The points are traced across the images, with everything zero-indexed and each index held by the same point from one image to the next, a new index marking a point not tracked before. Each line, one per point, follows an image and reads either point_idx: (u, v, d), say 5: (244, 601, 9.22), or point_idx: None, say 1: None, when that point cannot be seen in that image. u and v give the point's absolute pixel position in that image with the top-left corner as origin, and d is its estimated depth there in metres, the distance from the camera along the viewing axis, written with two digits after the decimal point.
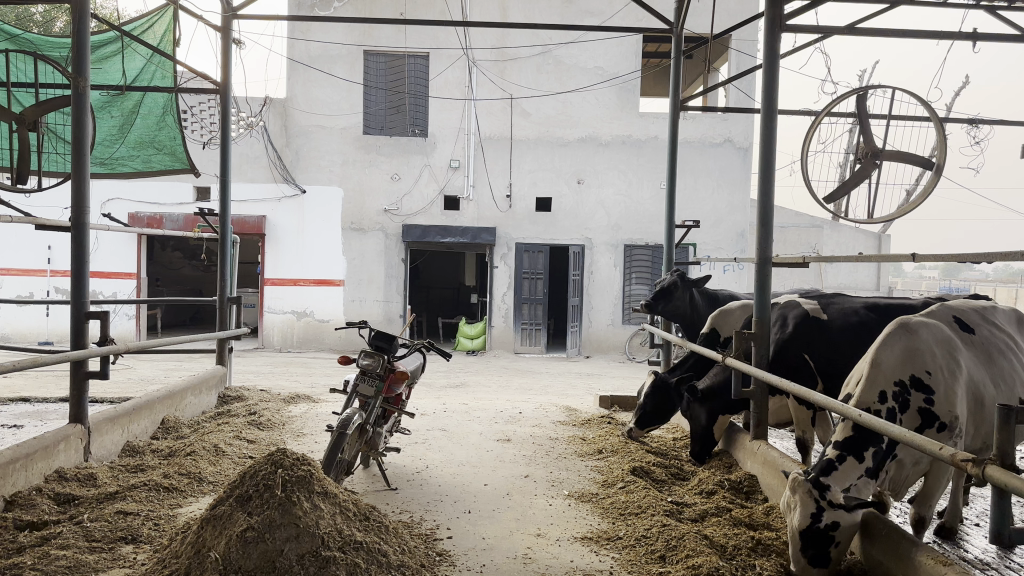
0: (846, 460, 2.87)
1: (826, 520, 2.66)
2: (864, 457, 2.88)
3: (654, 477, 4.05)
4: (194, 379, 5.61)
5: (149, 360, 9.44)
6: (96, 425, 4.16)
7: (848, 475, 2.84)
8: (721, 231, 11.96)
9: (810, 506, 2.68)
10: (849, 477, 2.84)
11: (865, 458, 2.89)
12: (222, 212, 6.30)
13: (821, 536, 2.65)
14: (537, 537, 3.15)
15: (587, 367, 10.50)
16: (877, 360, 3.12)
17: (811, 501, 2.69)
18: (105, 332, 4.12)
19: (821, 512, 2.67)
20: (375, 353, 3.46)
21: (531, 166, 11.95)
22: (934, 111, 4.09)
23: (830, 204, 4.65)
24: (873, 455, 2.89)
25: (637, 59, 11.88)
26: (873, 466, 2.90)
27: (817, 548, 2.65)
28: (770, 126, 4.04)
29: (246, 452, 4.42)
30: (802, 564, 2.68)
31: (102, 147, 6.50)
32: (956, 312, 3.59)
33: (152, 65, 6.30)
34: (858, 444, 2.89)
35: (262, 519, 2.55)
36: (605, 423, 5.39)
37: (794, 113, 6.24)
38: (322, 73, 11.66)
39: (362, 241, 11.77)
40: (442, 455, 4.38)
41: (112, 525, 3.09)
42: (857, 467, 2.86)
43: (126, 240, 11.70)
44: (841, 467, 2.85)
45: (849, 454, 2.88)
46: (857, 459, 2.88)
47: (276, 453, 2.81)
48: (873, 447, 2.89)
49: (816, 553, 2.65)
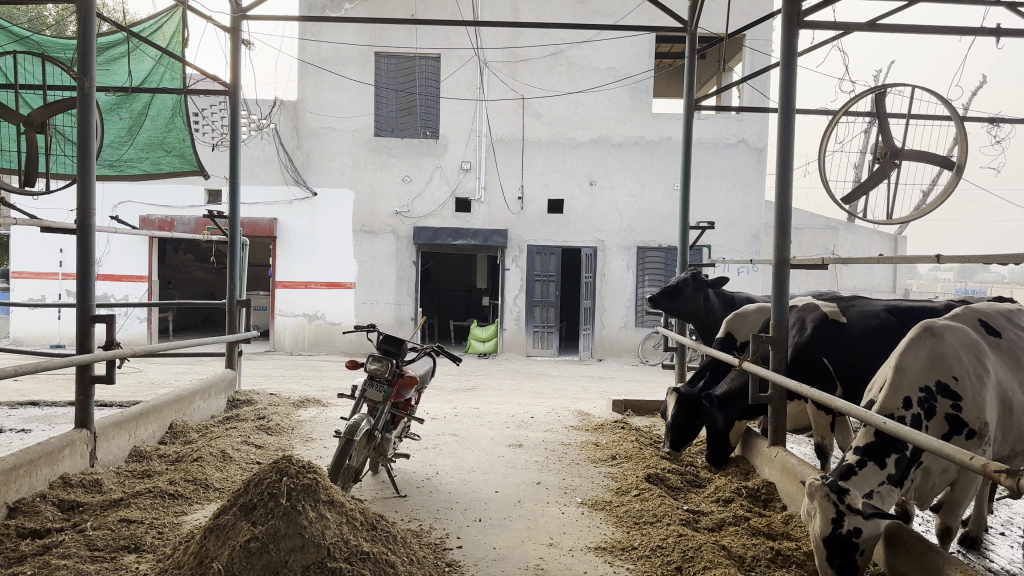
0: (867, 466, 2.76)
1: (848, 526, 2.52)
2: (886, 464, 2.78)
3: (669, 485, 3.94)
4: (202, 383, 5.55)
5: (159, 363, 9.42)
6: (103, 429, 4.11)
7: (869, 480, 2.73)
8: (735, 233, 11.85)
9: (830, 511, 2.55)
10: (870, 482, 2.73)
11: (887, 465, 2.78)
12: (231, 214, 6.24)
13: (845, 544, 2.50)
14: (550, 546, 3.06)
15: (599, 370, 10.42)
16: (901, 365, 3.02)
17: (831, 507, 2.55)
18: (111, 336, 4.06)
19: (842, 517, 2.54)
20: (383, 358, 3.38)
21: (543, 167, 11.87)
22: (955, 109, 3.99)
23: (847, 205, 4.54)
24: (895, 463, 2.78)
25: (649, 59, 11.78)
26: (896, 475, 2.79)
27: (843, 556, 2.49)
28: (788, 125, 3.93)
29: (254, 458, 4.36)
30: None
31: (111, 149, 6.46)
32: (981, 315, 3.49)
33: (161, 66, 6.25)
34: (880, 450, 2.79)
35: (267, 529, 2.48)
36: (619, 428, 5.29)
37: (811, 112, 6.13)
38: (333, 76, 11.62)
39: (373, 244, 11.73)
40: (453, 461, 4.31)
41: (115, 534, 3.03)
42: (878, 473, 2.76)
43: (137, 243, 11.69)
44: (861, 472, 2.75)
45: (870, 460, 2.78)
46: (877, 465, 2.77)
47: (281, 460, 2.74)
48: (896, 455, 2.79)
49: (843, 562, 2.49)
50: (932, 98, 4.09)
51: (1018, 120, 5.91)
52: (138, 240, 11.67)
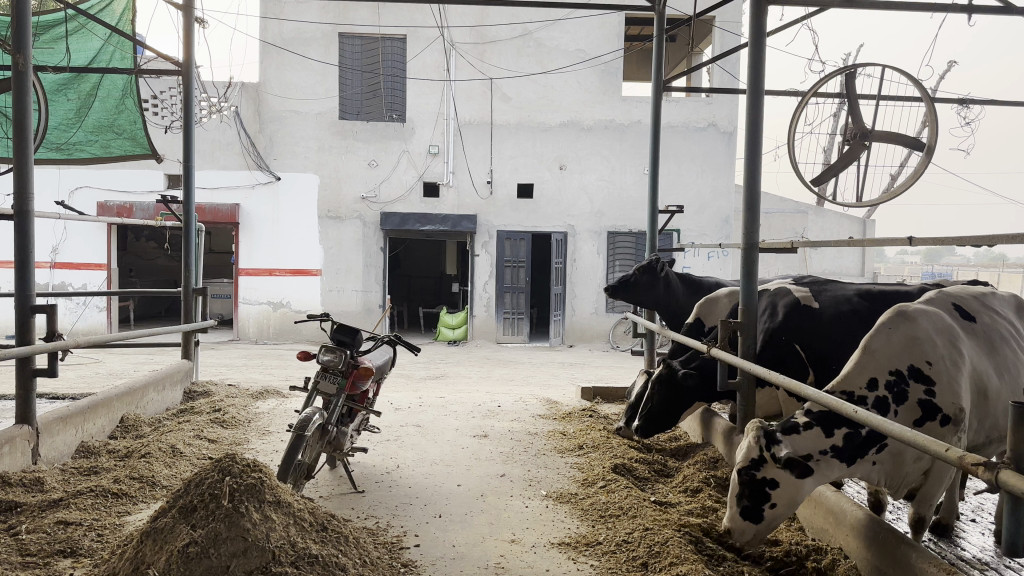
0: (813, 430, 2.73)
1: (764, 474, 2.66)
2: (834, 434, 2.72)
3: (636, 475, 3.83)
4: (156, 375, 5.34)
5: (117, 353, 9.20)
6: (46, 425, 3.90)
7: (810, 443, 2.71)
8: (705, 217, 11.79)
9: (752, 452, 2.68)
10: (810, 446, 2.71)
11: (835, 435, 2.72)
12: (185, 199, 6.01)
13: (754, 486, 2.66)
14: (512, 543, 2.93)
15: (571, 356, 10.33)
16: (869, 348, 2.94)
17: (754, 450, 2.68)
18: (53, 327, 3.86)
19: (761, 462, 2.66)
20: (337, 349, 3.21)
21: (512, 151, 11.71)
22: (925, 89, 3.90)
23: (816, 187, 4.43)
24: (845, 436, 2.72)
25: (618, 40, 11.63)
26: (845, 449, 2.72)
27: (752, 500, 2.66)
28: (757, 106, 3.80)
29: (205, 453, 4.19)
30: (737, 518, 2.69)
31: (58, 132, 6.19)
32: (956, 298, 3.40)
33: (110, 45, 6.01)
34: (832, 419, 2.74)
35: (207, 533, 2.32)
36: (587, 417, 5.17)
37: (781, 94, 6.03)
38: (296, 56, 11.35)
39: (339, 230, 11.50)
40: (415, 454, 4.17)
41: (52, 537, 2.85)
42: (821, 440, 2.71)
43: (96, 230, 11.37)
44: (804, 433, 2.73)
45: (819, 425, 2.74)
46: (825, 432, 2.72)
47: (224, 459, 2.58)
48: (847, 429, 2.72)
49: (750, 504, 2.67)
50: (902, 78, 4.00)
51: (987, 101, 5.84)
52: (97, 227, 11.35)
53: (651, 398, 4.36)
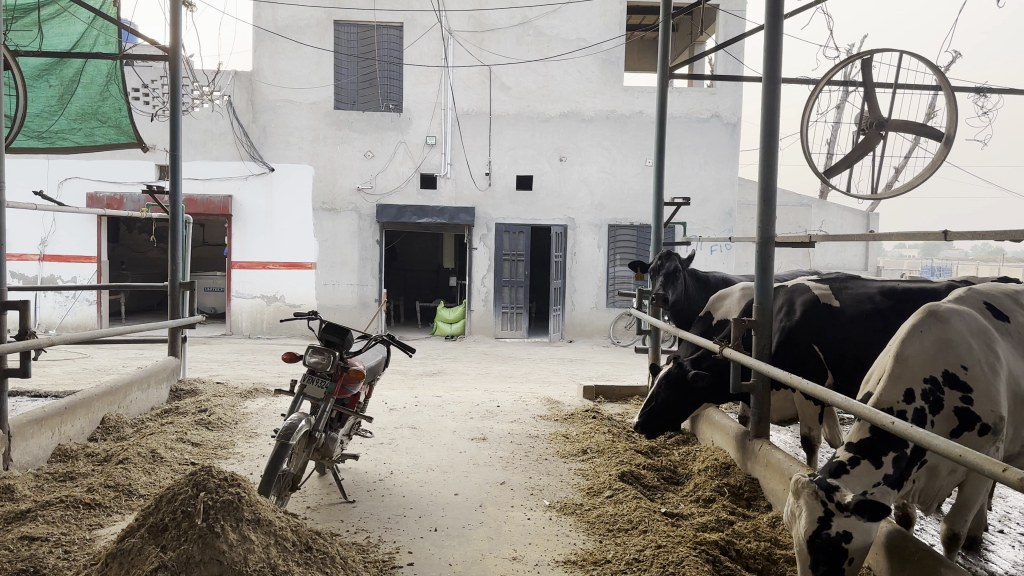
0: (861, 465, 2.41)
1: (836, 529, 2.23)
2: (882, 463, 2.42)
3: (644, 484, 3.60)
4: (139, 373, 5.09)
5: (105, 348, 9.00)
6: (19, 428, 3.66)
7: (863, 481, 2.38)
8: (708, 210, 11.55)
9: (816, 509, 2.26)
10: (864, 483, 2.38)
11: (884, 464, 2.42)
12: (171, 190, 5.76)
13: (831, 548, 2.22)
14: (513, 562, 2.71)
15: (570, 352, 10.10)
16: (902, 354, 2.70)
17: (818, 506, 2.26)
18: (26, 324, 3.62)
19: (830, 517, 2.25)
20: (324, 350, 2.98)
21: (511, 142, 11.47)
22: (944, 78, 3.66)
23: (829, 179, 4.22)
24: (894, 461, 2.43)
25: (620, 28, 11.39)
26: (895, 475, 2.43)
27: (828, 562, 2.21)
28: (773, 96, 3.57)
29: (187, 457, 3.96)
30: None
31: (39, 120, 5.97)
32: (987, 296, 3.16)
33: (94, 29, 5.83)
34: (876, 446, 2.44)
35: (177, 556, 2.10)
36: (590, 419, 4.94)
37: (792, 82, 5.78)
38: (290, 43, 11.13)
39: (334, 222, 11.27)
40: (409, 459, 3.95)
41: (12, 554, 2.62)
42: (872, 472, 2.40)
43: (86, 222, 11.12)
44: (852, 471, 2.39)
45: (865, 457, 2.42)
46: (873, 463, 2.41)
47: (199, 472, 2.35)
48: (894, 453, 2.43)
49: (827, 569, 2.21)
50: (919, 65, 3.75)
51: (1006, 91, 5.61)
52: (86, 219, 11.12)
53: (654, 396, 4.16)
